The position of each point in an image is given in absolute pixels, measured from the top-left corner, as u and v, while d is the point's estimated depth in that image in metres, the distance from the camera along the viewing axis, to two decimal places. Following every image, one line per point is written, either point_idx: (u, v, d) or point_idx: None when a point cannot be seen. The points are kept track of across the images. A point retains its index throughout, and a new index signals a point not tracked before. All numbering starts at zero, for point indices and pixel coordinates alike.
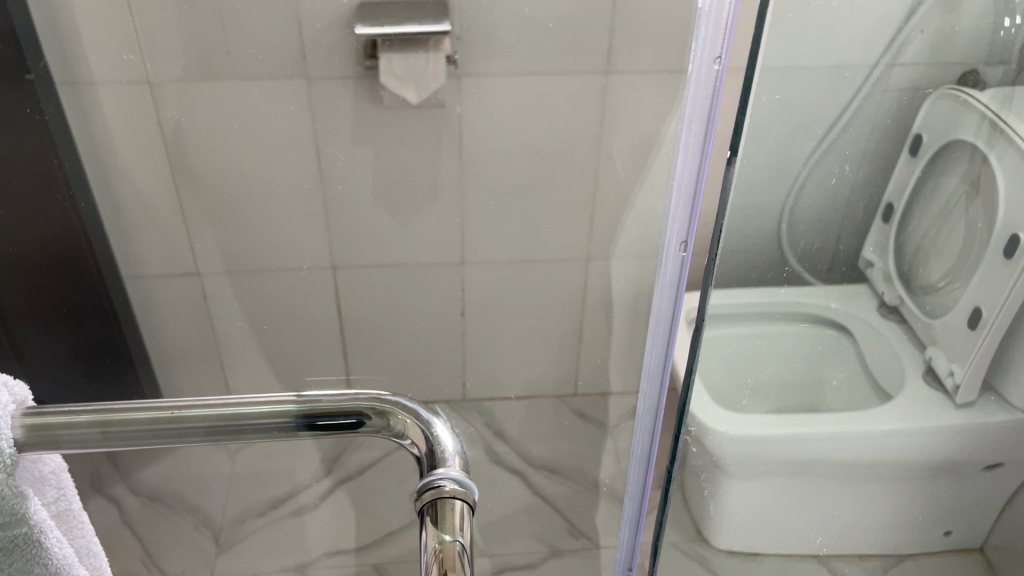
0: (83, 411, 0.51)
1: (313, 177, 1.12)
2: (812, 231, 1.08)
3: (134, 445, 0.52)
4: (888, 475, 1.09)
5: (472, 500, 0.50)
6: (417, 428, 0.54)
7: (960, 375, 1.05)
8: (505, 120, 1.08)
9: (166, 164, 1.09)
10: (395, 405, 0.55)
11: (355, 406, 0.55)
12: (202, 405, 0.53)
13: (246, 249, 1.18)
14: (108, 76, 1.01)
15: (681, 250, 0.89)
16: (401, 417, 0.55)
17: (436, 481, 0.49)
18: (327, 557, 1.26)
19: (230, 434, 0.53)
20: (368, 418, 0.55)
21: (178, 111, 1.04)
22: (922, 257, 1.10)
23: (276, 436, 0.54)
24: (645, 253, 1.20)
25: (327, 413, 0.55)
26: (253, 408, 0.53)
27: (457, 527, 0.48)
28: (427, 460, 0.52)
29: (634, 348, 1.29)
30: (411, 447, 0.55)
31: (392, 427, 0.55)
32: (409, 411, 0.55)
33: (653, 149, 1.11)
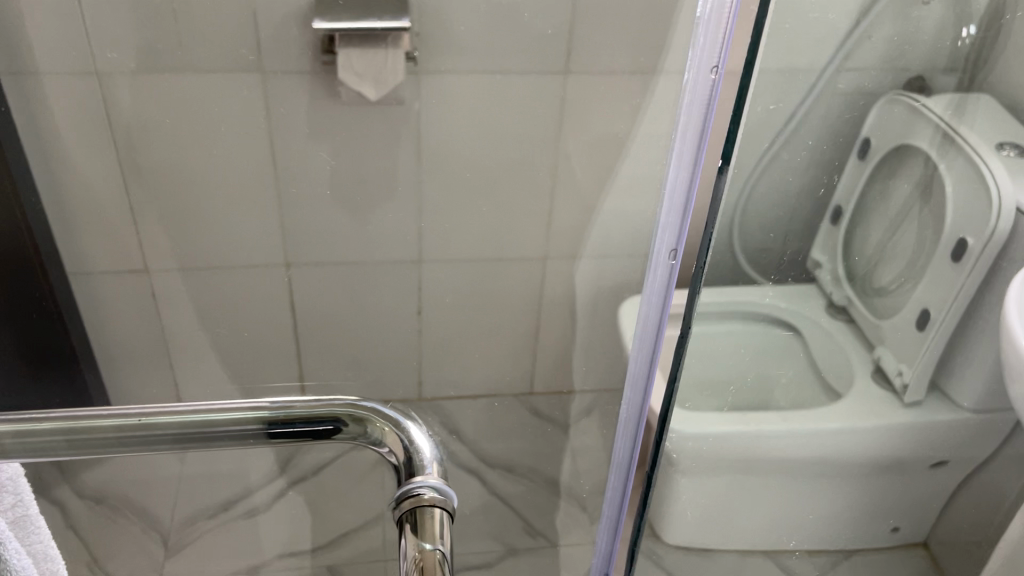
0: (44, 418, 0.50)
1: (268, 174, 1.10)
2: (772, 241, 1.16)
3: (105, 452, 0.52)
4: (835, 471, 1.11)
5: (451, 508, 0.50)
6: (396, 437, 0.54)
7: (908, 375, 1.08)
8: (464, 119, 1.08)
9: (117, 159, 1.06)
10: (373, 412, 0.55)
11: (331, 412, 0.54)
12: (172, 411, 0.52)
13: (196, 245, 1.15)
14: (55, 67, 0.98)
15: (671, 257, 0.92)
16: (379, 424, 0.54)
17: (414, 489, 0.49)
18: (280, 558, 1.23)
19: (201, 441, 0.52)
20: (344, 425, 0.54)
21: (129, 103, 1.02)
22: (876, 260, 1.12)
23: (251, 445, 0.53)
24: (606, 254, 1.22)
25: (298, 419, 0.54)
26: (224, 415, 0.53)
27: (438, 536, 0.47)
28: (405, 468, 0.52)
29: (592, 348, 1.31)
30: (388, 455, 0.54)
31: (369, 435, 0.55)
32: (387, 419, 0.55)
33: (617, 153, 1.11)
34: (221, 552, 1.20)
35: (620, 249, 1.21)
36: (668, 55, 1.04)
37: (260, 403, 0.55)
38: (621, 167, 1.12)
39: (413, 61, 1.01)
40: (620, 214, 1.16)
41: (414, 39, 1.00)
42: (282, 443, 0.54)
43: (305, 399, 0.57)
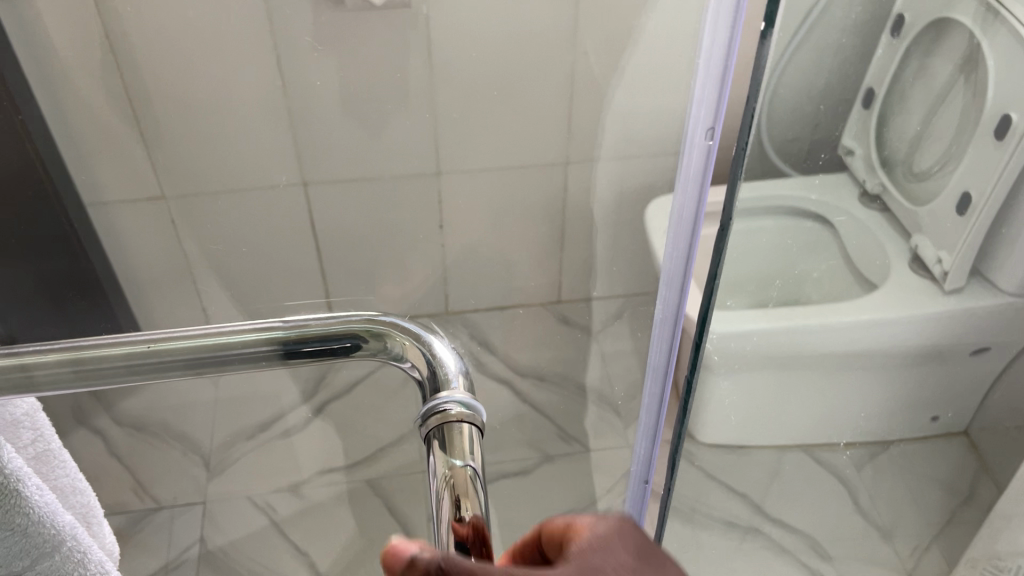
0: (61, 349, 0.57)
1: (276, 90, 1.07)
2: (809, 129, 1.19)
3: (132, 376, 0.57)
4: (872, 364, 1.12)
5: (479, 422, 0.52)
6: (418, 352, 0.58)
7: (948, 262, 1.05)
8: (477, 22, 1.04)
9: (119, 82, 1.03)
10: (391, 328, 0.60)
11: (347, 331, 0.59)
12: (182, 336, 0.57)
13: (213, 167, 1.13)
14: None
15: (709, 138, 0.77)
16: (398, 339, 0.59)
17: (442, 406, 0.51)
18: (319, 476, 1.24)
19: (214, 363, 0.58)
20: (361, 341, 0.59)
21: (126, 25, 0.98)
22: (918, 143, 1.07)
23: (262, 363, 0.59)
24: (628, 154, 1.19)
25: (313, 338, 0.58)
26: (236, 339, 0.58)
27: (466, 451, 0.49)
28: (429, 384, 0.55)
29: (619, 253, 1.30)
30: (411, 368, 0.59)
31: (388, 348, 0.59)
32: (406, 333, 0.59)
33: (635, 44, 1.06)
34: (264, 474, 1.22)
35: (644, 147, 1.17)
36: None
37: (273, 325, 0.60)
38: (634, 59, 1.08)
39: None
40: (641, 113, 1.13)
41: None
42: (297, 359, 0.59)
43: (319, 316, 0.61)
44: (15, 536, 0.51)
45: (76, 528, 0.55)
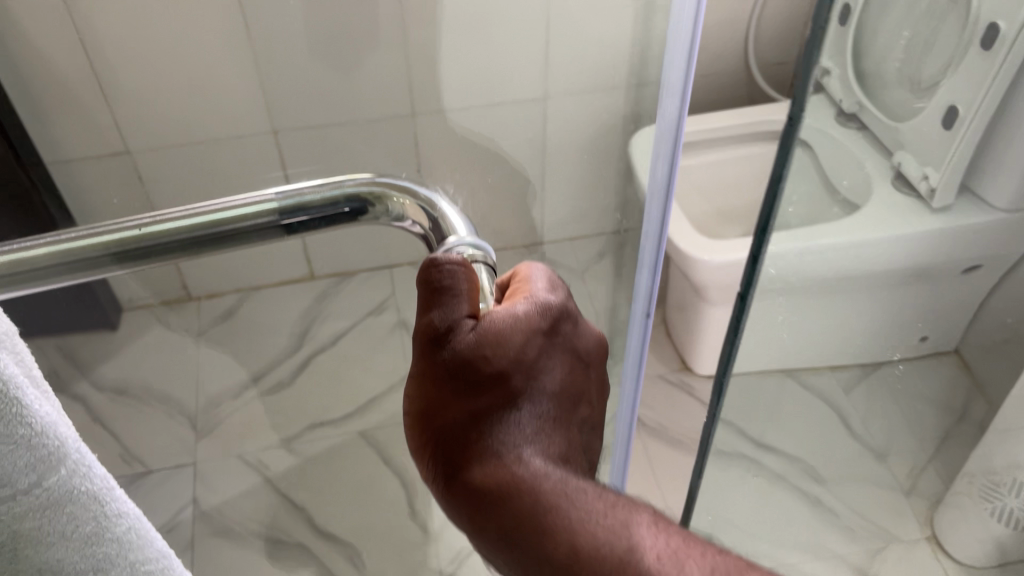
0: (31, 243, 0.44)
1: (240, 34, 1.02)
2: (777, 46, 1.21)
3: (118, 264, 0.47)
4: (861, 287, 1.11)
5: (490, 261, 0.49)
6: (420, 209, 0.52)
7: (935, 179, 1.02)
8: None
9: (72, 26, 0.97)
10: (389, 188, 0.51)
11: (346, 194, 0.50)
12: (181, 215, 0.47)
13: (180, 116, 1.09)
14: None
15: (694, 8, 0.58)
16: (397, 199, 0.51)
17: (454, 250, 0.47)
18: (311, 431, 1.18)
19: (213, 243, 0.47)
20: (367, 206, 0.51)
21: None
22: (909, 52, 1.01)
23: (262, 235, 0.49)
24: (604, 87, 1.18)
25: (312, 205, 0.49)
26: (231, 213, 0.47)
27: (487, 291, 0.46)
28: (434, 237, 0.51)
29: None
30: (412, 227, 0.53)
31: (389, 211, 0.52)
32: (405, 192, 0.52)
33: None
34: (252, 430, 1.18)
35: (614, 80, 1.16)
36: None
37: (256, 194, 0.49)
38: None
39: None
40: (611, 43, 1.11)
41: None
42: (301, 229, 0.50)
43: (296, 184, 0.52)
44: (18, 455, 0.26)
45: (79, 442, 0.30)
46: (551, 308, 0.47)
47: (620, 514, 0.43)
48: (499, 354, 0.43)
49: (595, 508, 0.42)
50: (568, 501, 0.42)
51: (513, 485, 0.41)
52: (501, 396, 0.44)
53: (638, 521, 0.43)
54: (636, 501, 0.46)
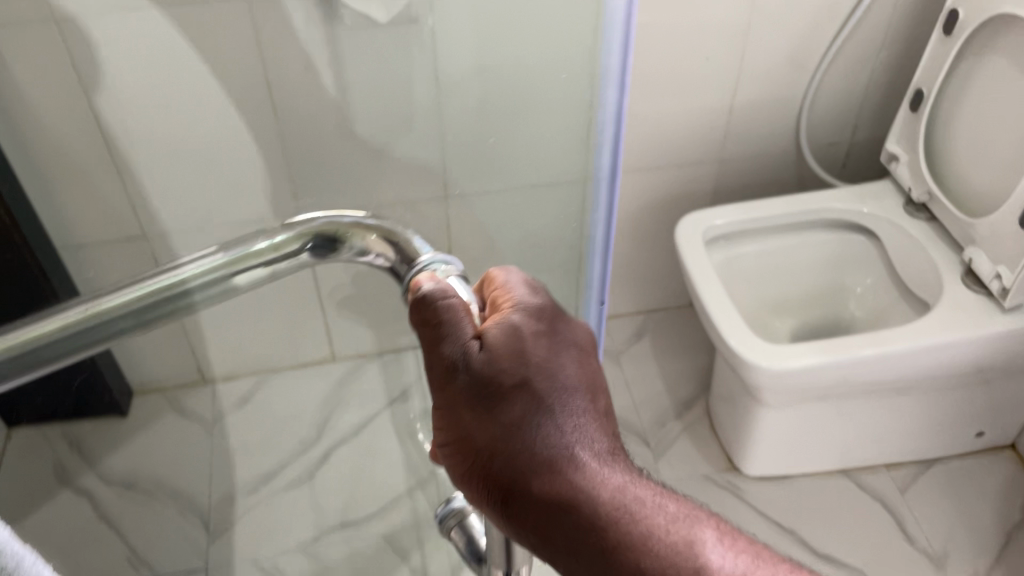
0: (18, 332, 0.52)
1: (268, 118, 0.97)
2: (826, 129, 1.17)
3: (84, 342, 0.53)
4: (925, 388, 1.02)
5: (458, 272, 0.54)
6: (376, 244, 0.57)
7: (1008, 279, 0.91)
8: None
9: (88, 108, 0.92)
10: (342, 228, 0.59)
11: (297, 238, 0.59)
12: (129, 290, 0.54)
13: (192, 203, 1.02)
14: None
15: None
16: (355, 237, 0.58)
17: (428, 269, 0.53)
18: (331, 531, 1.10)
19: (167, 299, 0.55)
20: (320, 247, 0.59)
21: (93, 53, 0.88)
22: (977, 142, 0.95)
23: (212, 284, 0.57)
24: (645, 164, 1.17)
25: (261, 254, 0.58)
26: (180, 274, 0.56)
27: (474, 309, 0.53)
28: (397, 265, 0.57)
29: (637, 259, 1.28)
30: (376, 260, 0.58)
31: (351, 248, 0.58)
32: (361, 230, 0.58)
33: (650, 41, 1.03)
34: (267, 531, 1.10)
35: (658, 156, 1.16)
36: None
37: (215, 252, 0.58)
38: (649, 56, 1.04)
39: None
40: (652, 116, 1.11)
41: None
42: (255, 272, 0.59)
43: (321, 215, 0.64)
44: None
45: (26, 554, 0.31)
46: (541, 309, 0.53)
47: (682, 528, 0.48)
48: (507, 367, 0.49)
49: (668, 525, 0.48)
50: (620, 519, 0.47)
51: (593, 524, 0.47)
52: (527, 399, 0.49)
53: (703, 538, 0.48)
54: (677, 496, 0.52)
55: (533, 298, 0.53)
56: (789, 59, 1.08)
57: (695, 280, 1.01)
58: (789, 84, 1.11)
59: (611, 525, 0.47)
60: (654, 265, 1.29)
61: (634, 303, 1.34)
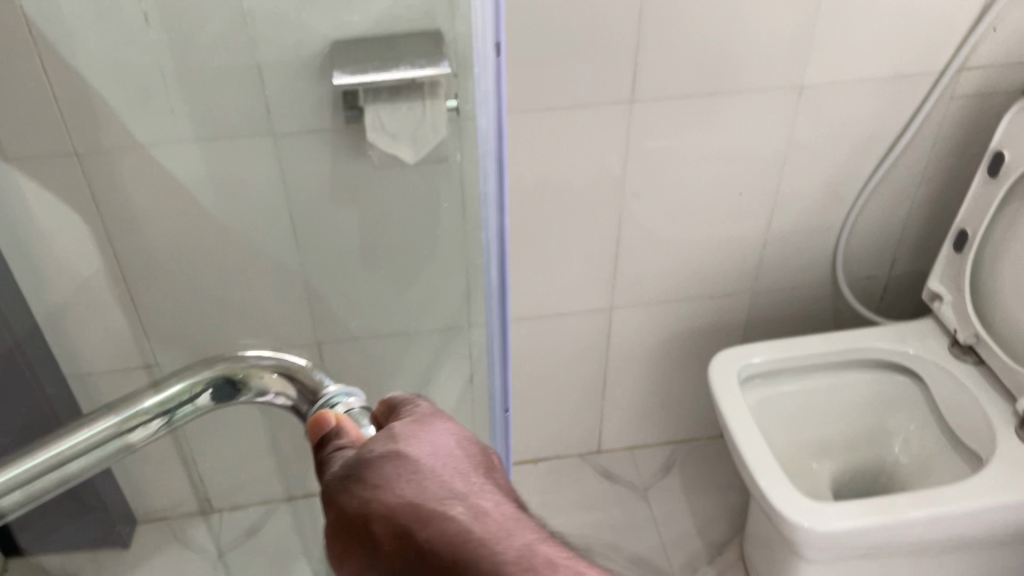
0: None
1: (289, 247, 0.95)
2: (862, 262, 1.14)
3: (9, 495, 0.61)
4: (975, 546, 0.95)
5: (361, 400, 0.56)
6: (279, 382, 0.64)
7: None
8: (514, 163, 0.94)
9: (104, 238, 0.91)
10: (249, 370, 0.66)
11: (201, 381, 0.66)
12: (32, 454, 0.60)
13: (211, 319, 1.00)
14: (20, 124, 0.81)
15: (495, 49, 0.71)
16: (258, 377, 0.65)
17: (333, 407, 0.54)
18: None
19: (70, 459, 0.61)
20: (223, 386, 0.66)
21: (112, 185, 0.87)
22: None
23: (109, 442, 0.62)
24: (675, 297, 1.12)
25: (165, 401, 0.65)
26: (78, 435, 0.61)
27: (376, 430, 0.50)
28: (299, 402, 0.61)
29: (665, 389, 1.23)
30: (278, 399, 0.64)
31: (254, 387, 0.65)
32: (266, 370, 0.65)
33: (683, 178, 1.00)
34: None
35: (689, 289, 1.12)
36: (748, 62, 0.91)
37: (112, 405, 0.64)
38: (682, 192, 1.01)
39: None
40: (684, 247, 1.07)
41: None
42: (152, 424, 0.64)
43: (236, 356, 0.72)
44: None
45: None
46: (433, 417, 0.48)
47: None
48: (374, 448, 0.44)
49: None
50: (489, 548, 0.36)
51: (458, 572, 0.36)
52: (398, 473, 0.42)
53: None
54: None
55: (429, 413, 0.49)
56: (825, 195, 1.05)
57: (728, 422, 0.96)
58: (825, 216, 1.08)
59: (480, 552, 0.36)
60: (684, 394, 1.25)
61: (660, 433, 1.29)
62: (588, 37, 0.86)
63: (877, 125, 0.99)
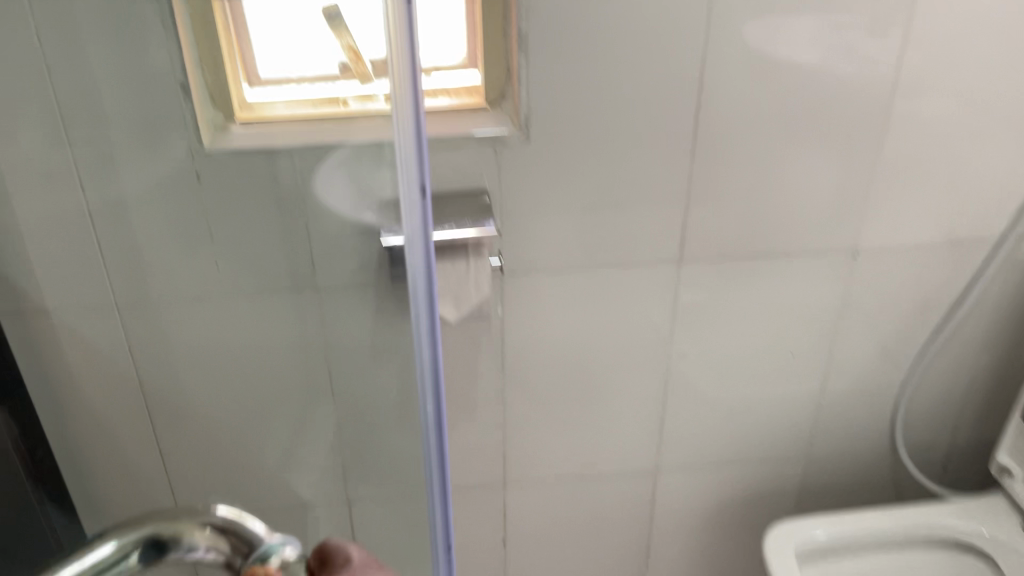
0: None
1: (324, 401, 0.93)
2: (922, 430, 1.08)
3: None
4: None
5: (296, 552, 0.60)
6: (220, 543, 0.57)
7: None
8: (558, 323, 0.92)
9: (137, 388, 0.90)
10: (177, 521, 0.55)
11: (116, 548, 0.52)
12: None
13: (237, 473, 0.97)
14: (67, 274, 0.83)
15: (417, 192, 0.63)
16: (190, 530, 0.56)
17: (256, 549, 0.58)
18: None
19: None
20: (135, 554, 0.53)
21: (151, 336, 0.87)
22: None
23: None
24: (723, 461, 1.07)
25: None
26: None
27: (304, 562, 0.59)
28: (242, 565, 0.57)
29: (712, 560, 1.15)
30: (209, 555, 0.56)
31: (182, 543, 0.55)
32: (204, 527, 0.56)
33: (733, 340, 0.97)
34: None
35: (738, 454, 1.06)
36: (796, 227, 0.89)
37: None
38: (731, 354, 0.98)
39: (500, 237, 0.85)
40: (732, 411, 1.02)
41: (496, 208, 0.84)
42: None
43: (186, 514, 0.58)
44: None
45: None
46: None
47: None
48: None
49: None
50: None
51: None
52: None
53: None
54: None
55: None
56: (880, 359, 1.01)
57: None
58: (880, 382, 1.03)
59: None
60: (734, 565, 1.16)
61: None
62: (636, 200, 0.85)
63: (933, 289, 0.96)
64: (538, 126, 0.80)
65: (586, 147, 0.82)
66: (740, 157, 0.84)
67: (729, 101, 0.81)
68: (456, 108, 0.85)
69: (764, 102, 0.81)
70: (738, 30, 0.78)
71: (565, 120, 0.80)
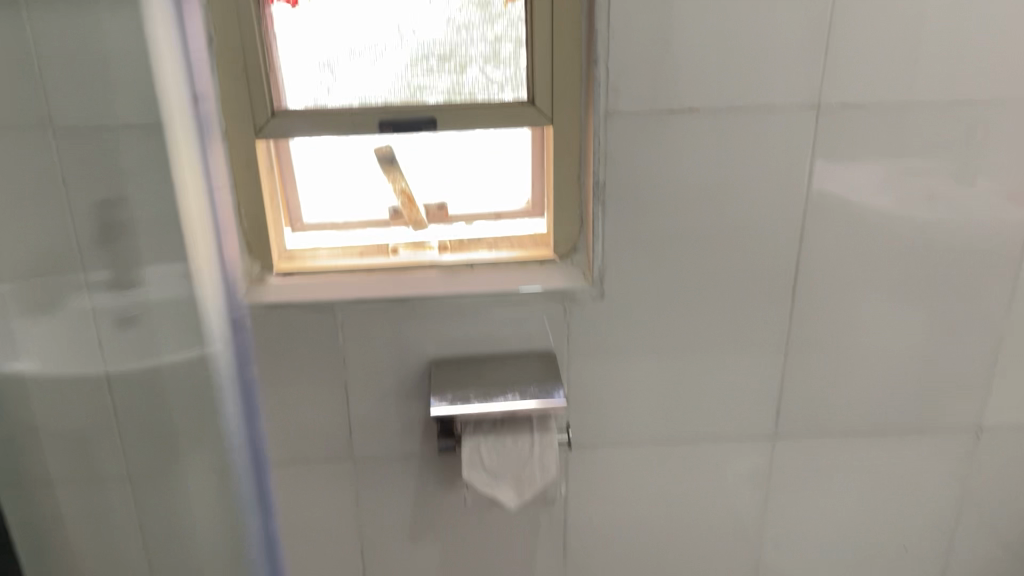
0: None
1: None
2: None
3: None
4: None
5: None
6: None
7: None
8: (631, 506, 0.79)
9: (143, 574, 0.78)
10: None
11: None
12: None
13: None
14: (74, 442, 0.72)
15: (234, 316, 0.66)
16: None
17: None
18: None
19: None
20: None
21: (164, 514, 0.75)
22: None
23: None
24: None
25: None
26: None
27: None
28: None
29: None
30: None
31: None
32: None
33: (833, 529, 0.83)
34: None
35: None
36: (907, 399, 0.77)
37: None
38: (830, 544, 0.84)
39: (568, 408, 0.74)
40: None
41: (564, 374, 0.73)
42: None
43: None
44: None
45: None
46: None
47: None
48: None
49: None
50: None
51: None
52: None
53: None
54: None
55: None
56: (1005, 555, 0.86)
57: None
58: None
59: None
60: None
61: None
62: (725, 368, 0.74)
63: None
64: (616, 281, 0.70)
65: (670, 306, 0.72)
66: (843, 320, 0.73)
67: (833, 256, 0.71)
68: (515, 258, 0.75)
69: (874, 259, 0.72)
70: (845, 180, 0.69)
71: (646, 275, 0.70)
